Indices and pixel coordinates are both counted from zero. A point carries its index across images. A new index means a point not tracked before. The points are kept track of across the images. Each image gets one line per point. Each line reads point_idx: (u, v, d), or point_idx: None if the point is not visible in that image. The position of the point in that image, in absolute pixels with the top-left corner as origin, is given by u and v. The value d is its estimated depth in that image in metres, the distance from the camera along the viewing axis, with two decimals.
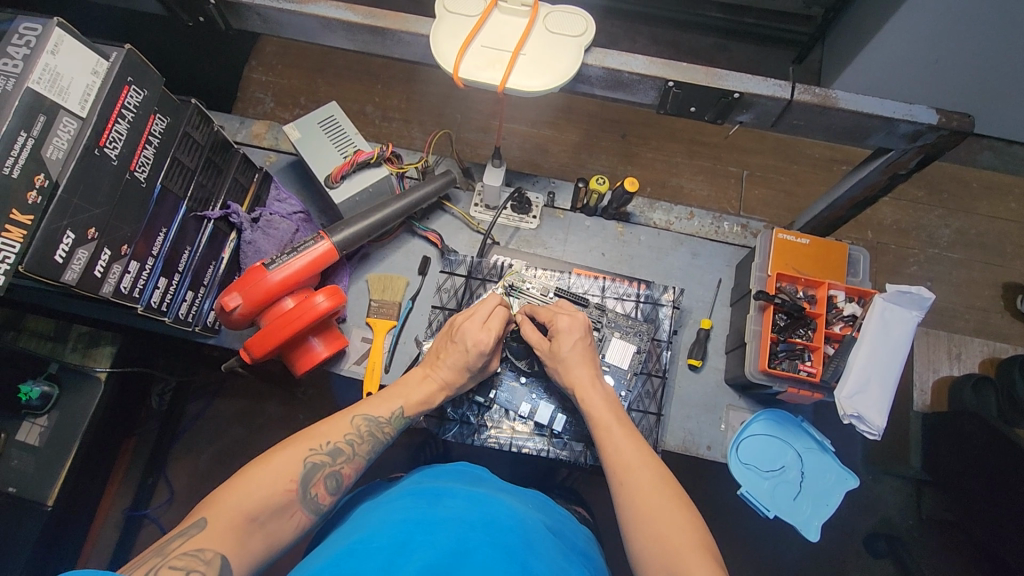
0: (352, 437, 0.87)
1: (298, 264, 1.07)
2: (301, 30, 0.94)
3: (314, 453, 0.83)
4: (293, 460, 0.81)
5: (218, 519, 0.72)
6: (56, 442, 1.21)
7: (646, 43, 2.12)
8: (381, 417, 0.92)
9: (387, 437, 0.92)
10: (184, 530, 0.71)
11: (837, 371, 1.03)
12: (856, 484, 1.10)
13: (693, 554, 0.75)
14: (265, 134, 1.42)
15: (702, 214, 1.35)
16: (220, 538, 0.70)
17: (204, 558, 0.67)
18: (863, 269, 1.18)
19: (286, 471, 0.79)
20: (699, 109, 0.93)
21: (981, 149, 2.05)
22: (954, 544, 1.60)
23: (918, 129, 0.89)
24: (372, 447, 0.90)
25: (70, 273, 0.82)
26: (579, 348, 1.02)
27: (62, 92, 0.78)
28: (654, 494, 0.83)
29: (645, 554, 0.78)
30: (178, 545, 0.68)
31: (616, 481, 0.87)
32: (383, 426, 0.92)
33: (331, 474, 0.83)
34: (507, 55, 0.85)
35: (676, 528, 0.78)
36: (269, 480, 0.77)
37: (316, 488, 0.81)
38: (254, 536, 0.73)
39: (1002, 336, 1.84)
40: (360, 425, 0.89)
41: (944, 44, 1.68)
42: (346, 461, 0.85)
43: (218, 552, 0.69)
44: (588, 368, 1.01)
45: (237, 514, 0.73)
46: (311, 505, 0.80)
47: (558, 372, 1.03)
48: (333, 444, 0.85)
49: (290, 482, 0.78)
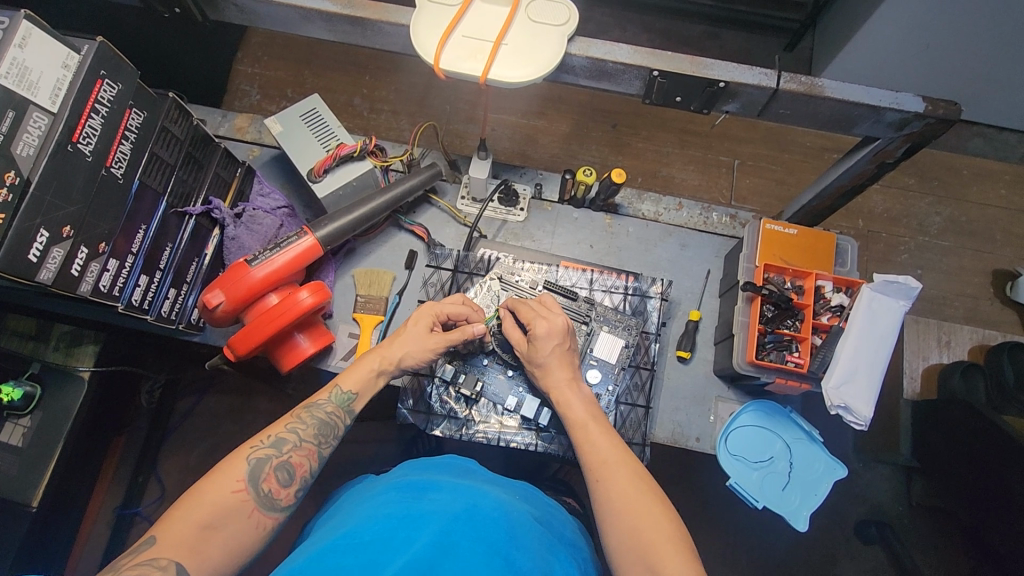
0: (295, 426, 0.88)
1: (281, 260, 1.05)
2: (279, 20, 0.92)
3: (256, 449, 0.82)
4: (236, 460, 0.80)
5: (169, 531, 0.70)
6: (40, 443, 1.20)
7: (636, 31, 2.10)
8: (321, 400, 0.92)
9: (337, 419, 0.92)
10: (134, 548, 0.69)
11: (825, 361, 1.03)
12: (845, 473, 1.11)
13: (670, 550, 0.75)
14: (247, 127, 1.40)
15: (691, 204, 1.33)
16: (174, 545, 0.69)
17: (159, 565, 0.67)
18: (851, 259, 1.17)
19: (231, 472, 0.78)
20: (685, 98, 0.92)
21: (972, 135, 2.04)
22: (941, 528, 1.62)
23: (905, 118, 0.88)
24: (323, 433, 0.89)
25: (46, 272, 0.80)
26: (558, 364, 1.01)
27: (31, 87, 0.75)
28: (630, 488, 0.83)
29: (625, 548, 0.77)
30: (129, 561, 0.67)
31: (595, 478, 0.87)
32: (327, 410, 0.92)
33: (281, 466, 0.82)
34: (489, 45, 0.84)
35: (651, 524, 0.78)
36: (218, 484, 0.77)
37: (267, 482, 0.79)
38: (211, 542, 0.72)
39: (992, 323, 1.85)
40: (302, 413, 0.90)
41: (934, 29, 1.67)
42: (293, 449, 0.85)
43: (174, 559, 0.68)
44: (565, 371, 1.01)
45: (189, 524, 0.71)
46: (266, 503, 0.79)
47: (537, 375, 1.03)
48: (275, 436, 0.85)
49: (236, 482, 0.77)
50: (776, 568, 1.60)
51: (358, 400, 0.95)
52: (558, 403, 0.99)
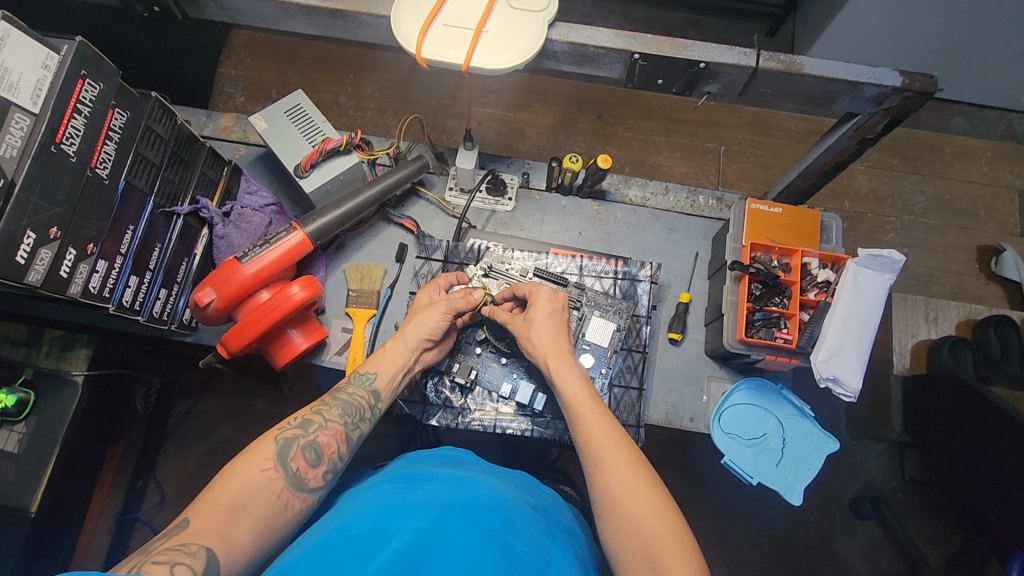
0: (321, 409, 0.89)
1: (270, 256, 1.06)
2: (260, 15, 0.91)
3: (283, 430, 0.83)
4: (265, 442, 0.81)
5: (201, 516, 0.70)
6: (38, 448, 1.20)
7: (619, 21, 2.11)
8: (344, 385, 0.95)
9: (369, 409, 0.93)
10: (167, 531, 0.68)
11: (813, 336, 1.04)
12: (837, 447, 1.12)
13: (671, 540, 0.73)
14: (232, 126, 1.39)
15: (677, 188, 1.35)
16: (204, 532, 0.68)
17: (188, 551, 0.65)
18: (836, 236, 1.20)
19: (258, 454, 0.79)
20: (667, 80, 0.93)
21: (952, 114, 2.07)
22: (934, 501, 1.65)
23: (883, 92, 0.89)
24: (348, 414, 0.90)
25: (34, 273, 0.80)
26: (552, 319, 1.03)
27: (12, 88, 0.75)
28: (629, 476, 0.80)
29: (621, 542, 0.75)
30: (161, 544, 0.66)
31: (593, 464, 0.84)
32: (350, 392, 0.93)
33: (308, 446, 0.82)
34: (470, 32, 0.84)
35: (651, 512, 0.76)
36: (240, 469, 0.77)
37: (295, 462, 0.79)
38: (241, 526, 0.71)
39: (978, 299, 1.88)
40: (328, 397, 0.92)
41: (913, 11, 1.69)
42: (319, 430, 0.86)
43: (203, 545, 0.66)
44: (560, 343, 1.01)
45: (219, 507, 0.71)
46: (295, 483, 0.79)
47: (529, 341, 1.01)
48: (301, 419, 0.86)
49: (264, 462, 0.78)
50: (773, 546, 1.62)
51: (379, 379, 0.97)
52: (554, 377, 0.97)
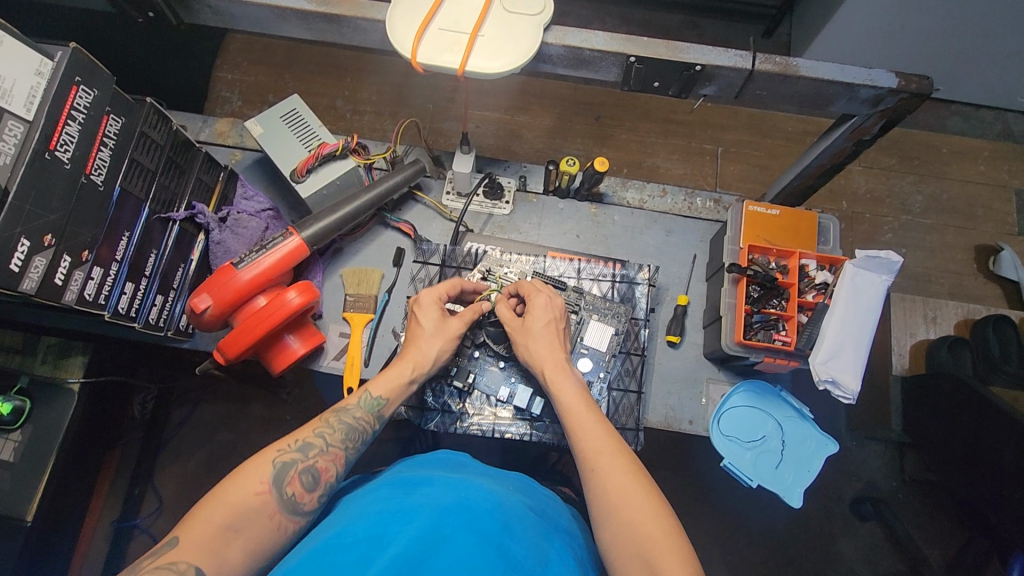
0: (323, 431, 0.87)
1: (268, 262, 1.05)
2: (254, 20, 0.91)
3: (283, 453, 0.81)
4: (262, 464, 0.79)
5: (192, 534, 0.70)
6: (32, 457, 1.19)
7: (615, 23, 2.11)
8: (351, 404, 0.91)
9: (369, 425, 0.91)
10: (158, 549, 0.70)
11: (812, 338, 1.04)
12: (836, 449, 1.12)
13: (668, 543, 0.73)
14: (228, 131, 1.39)
15: (674, 190, 1.35)
16: (194, 549, 0.69)
17: (177, 570, 0.66)
18: (833, 237, 1.19)
19: (254, 475, 0.78)
20: (663, 83, 0.93)
21: (950, 114, 2.08)
22: (934, 501, 1.65)
23: (879, 93, 0.89)
24: (351, 438, 0.89)
25: (29, 281, 0.80)
26: (547, 331, 1.02)
27: (5, 95, 0.74)
28: (625, 480, 0.80)
29: (618, 545, 0.75)
30: (151, 562, 0.67)
31: (586, 471, 0.83)
32: (357, 415, 0.91)
33: (306, 470, 0.81)
34: (465, 36, 0.84)
35: (648, 516, 0.76)
36: (237, 487, 0.76)
37: (290, 486, 0.78)
38: (231, 546, 0.71)
39: (976, 298, 1.88)
40: (330, 417, 0.89)
41: (908, 11, 1.69)
42: (320, 454, 0.84)
43: (193, 563, 0.67)
44: (554, 352, 1.00)
45: (210, 525, 0.71)
46: (289, 507, 0.78)
47: (521, 347, 1.02)
48: (302, 441, 0.84)
49: (259, 485, 0.77)
50: (773, 548, 1.62)
51: (389, 405, 0.94)
52: (552, 387, 0.96)
